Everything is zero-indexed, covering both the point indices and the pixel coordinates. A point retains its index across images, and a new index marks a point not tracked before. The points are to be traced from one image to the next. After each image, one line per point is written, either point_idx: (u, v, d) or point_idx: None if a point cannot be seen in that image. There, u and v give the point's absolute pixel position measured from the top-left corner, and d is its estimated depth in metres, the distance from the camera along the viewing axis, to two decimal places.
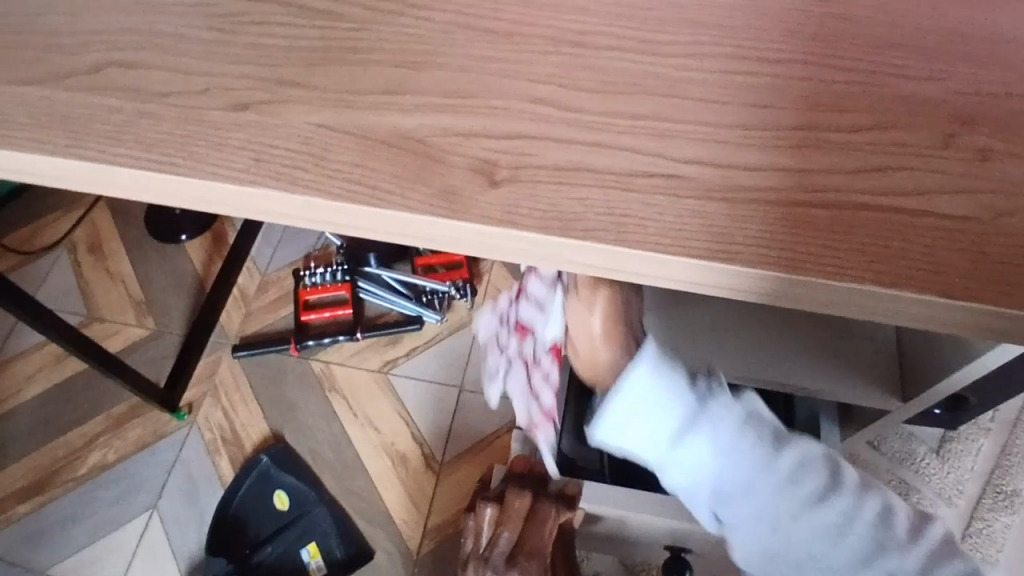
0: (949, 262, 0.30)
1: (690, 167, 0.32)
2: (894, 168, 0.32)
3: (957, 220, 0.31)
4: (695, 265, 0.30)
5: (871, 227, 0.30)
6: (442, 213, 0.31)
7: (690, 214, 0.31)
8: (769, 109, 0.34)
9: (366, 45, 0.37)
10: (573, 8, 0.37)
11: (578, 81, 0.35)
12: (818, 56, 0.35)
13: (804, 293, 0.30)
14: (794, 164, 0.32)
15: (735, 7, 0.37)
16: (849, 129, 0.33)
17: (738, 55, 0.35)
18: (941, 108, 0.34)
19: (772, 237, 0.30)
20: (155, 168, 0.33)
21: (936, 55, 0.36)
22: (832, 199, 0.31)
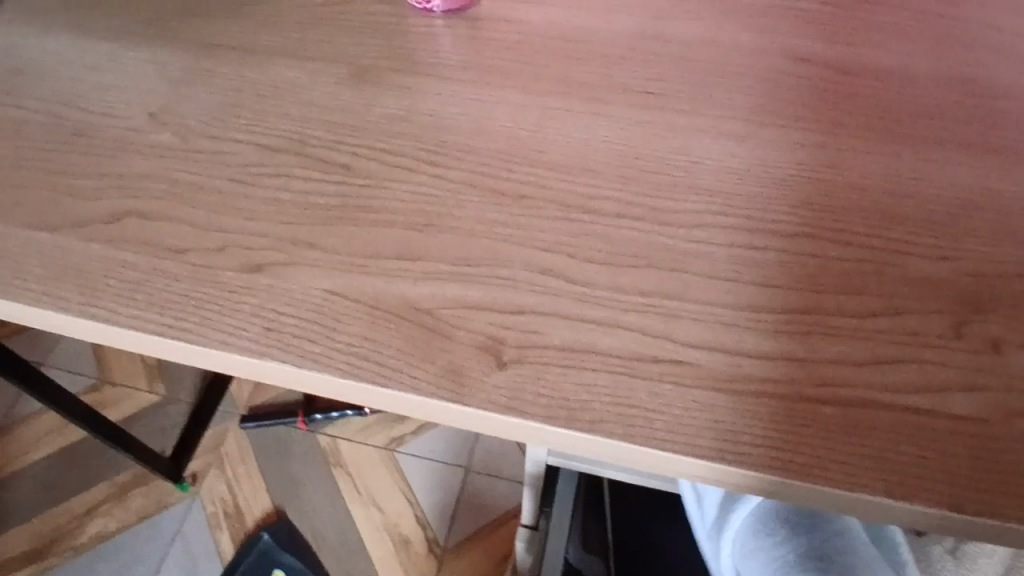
0: (960, 468, 0.29)
1: (699, 352, 0.31)
2: (904, 360, 0.31)
3: (971, 421, 0.30)
4: (702, 464, 0.29)
5: (882, 428, 0.30)
6: (447, 396, 0.31)
7: (699, 407, 0.30)
8: (779, 290, 0.33)
9: (378, 203, 0.37)
10: (584, 169, 0.38)
11: (588, 250, 0.35)
12: (828, 231, 0.35)
13: (814, 496, 0.29)
14: (803, 353, 0.31)
15: (746, 174, 0.37)
16: (862, 315, 0.33)
17: (748, 227, 0.35)
18: (954, 291, 0.34)
19: (780, 437, 0.29)
20: (165, 331, 0.33)
21: (950, 231, 0.36)
22: (842, 394, 0.30)
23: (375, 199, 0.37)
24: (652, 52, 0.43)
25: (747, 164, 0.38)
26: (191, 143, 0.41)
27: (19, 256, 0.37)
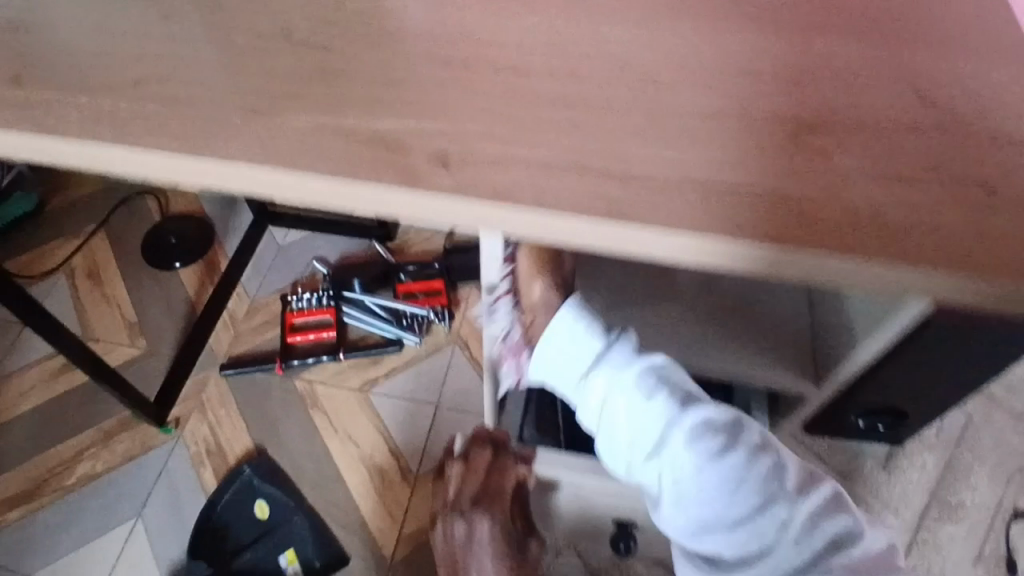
0: (778, 236, 0.42)
1: (593, 161, 0.43)
2: (741, 164, 0.44)
3: (781, 199, 0.43)
4: (592, 224, 0.41)
5: (722, 202, 0.42)
6: (407, 187, 0.42)
7: (592, 195, 0.42)
8: (655, 123, 0.45)
9: (349, 66, 0.47)
10: (512, 44, 0.49)
11: (514, 97, 0.46)
12: (693, 83, 0.47)
13: (672, 247, 0.42)
14: (669, 162, 0.43)
15: (636, 49, 0.49)
16: (713, 138, 0.45)
17: (635, 83, 0.47)
18: (781, 124, 0.46)
19: (648, 209, 0.42)
20: (190, 155, 0.44)
21: (783, 86, 0.48)
22: (695, 185, 0.43)
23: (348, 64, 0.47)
24: None
25: (638, 43, 0.49)
26: (199, 32, 0.51)
27: (64, 112, 0.46)
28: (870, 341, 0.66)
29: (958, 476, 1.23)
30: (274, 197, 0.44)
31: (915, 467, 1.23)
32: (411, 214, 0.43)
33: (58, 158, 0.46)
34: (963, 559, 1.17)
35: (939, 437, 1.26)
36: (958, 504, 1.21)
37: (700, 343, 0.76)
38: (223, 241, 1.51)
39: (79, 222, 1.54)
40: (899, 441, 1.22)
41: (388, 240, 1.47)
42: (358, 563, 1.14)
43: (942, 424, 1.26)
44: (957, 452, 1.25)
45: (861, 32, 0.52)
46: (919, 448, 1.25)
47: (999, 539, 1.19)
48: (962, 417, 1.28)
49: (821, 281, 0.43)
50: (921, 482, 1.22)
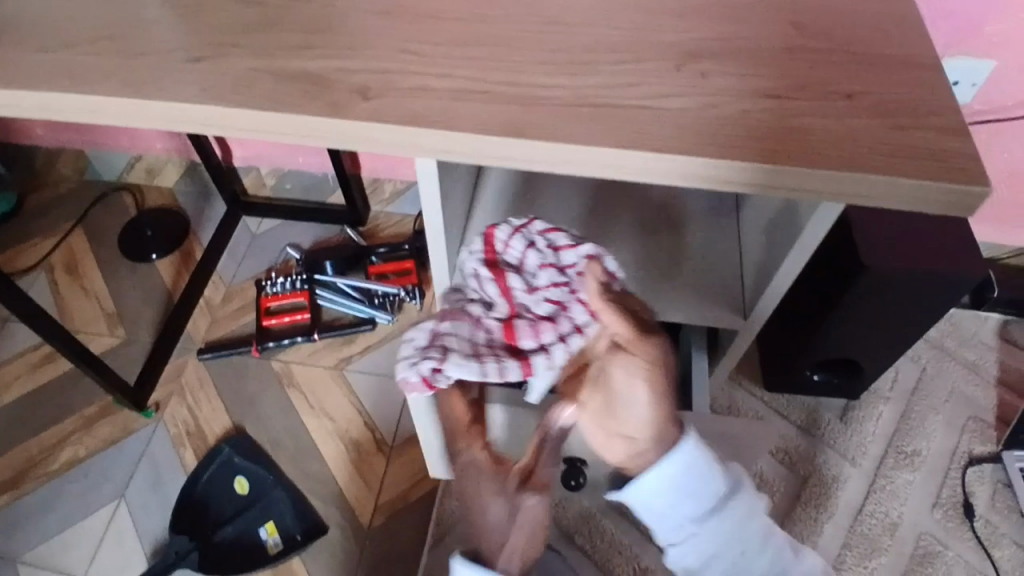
0: (651, 141, 0.49)
1: (495, 88, 0.51)
2: (621, 86, 0.52)
3: (655, 112, 0.51)
4: (494, 139, 0.49)
5: (603, 116, 0.50)
6: (331, 116, 0.49)
7: (491, 115, 0.50)
8: (549, 63, 0.53)
9: (286, 23, 0.55)
10: (429, 4, 0.56)
11: (430, 46, 0.53)
12: (584, 28, 0.55)
13: (562, 158, 0.50)
14: (559, 89, 0.51)
15: (538, 4, 0.56)
16: (599, 73, 0.52)
17: (535, 32, 0.54)
18: (658, 57, 0.53)
19: (541, 125, 0.49)
20: (147, 97, 0.51)
21: (663, 27, 0.55)
22: (581, 107, 0.50)
23: (288, 33, 0.54)
24: None
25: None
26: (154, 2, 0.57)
27: (38, 74, 0.53)
28: (776, 280, 0.78)
29: (914, 426, 1.26)
30: (222, 131, 0.51)
31: (871, 419, 1.27)
32: (341, 141, 0.51)
33: (36, 109, 0.53)
34: (922, 504, 1.19)
35: (894, 390, 1.30)
36: (914, 453, 1.24)
37: (644, 285, 0.90)
38: (199, 232, 1.55)
39: (57, 220, 1.58)
40: (853, 394, 1.27)
41: (360, 224, 1.51)
42: (336, 532, 1.17)
43: (895, 378, 1.31)
44: (913, 403, 1.29)
45: None
46: (874, 401, 1.29)
47: (955, 484, 1.21)
48: (916, 371, 1.33)
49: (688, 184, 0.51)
50: (877, 433, 1.25)
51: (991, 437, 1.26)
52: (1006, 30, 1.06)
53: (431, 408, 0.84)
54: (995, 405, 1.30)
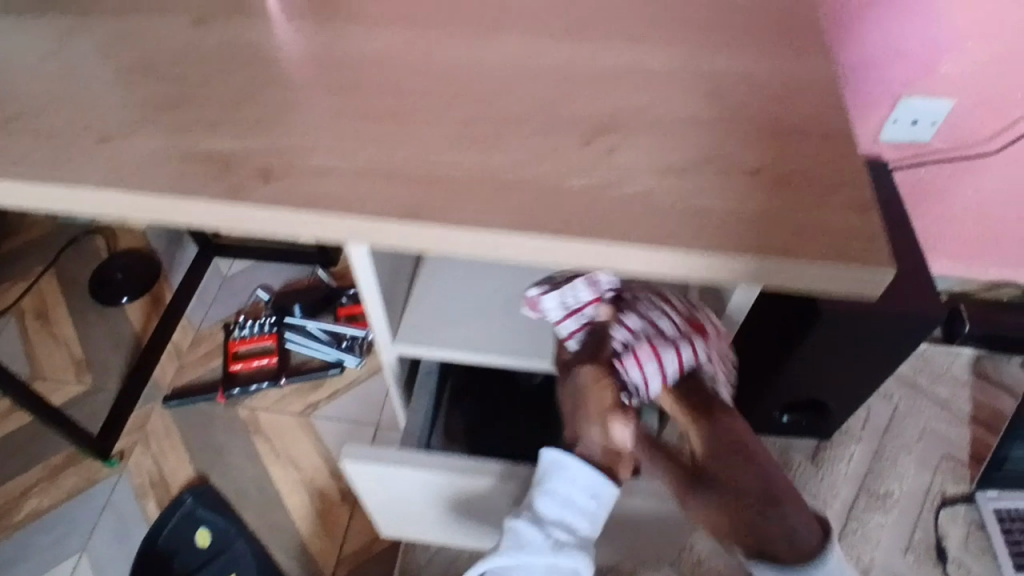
0: (561, 221, 0.46)
1: (401, 166, 0.50)
2: (541, 162, 0.49)
3: (575, 190, 0.48)
4: (387, 223, 0.47)
5: (514, 197, 0.48)
6: (232, 199, 0.48)
7: (390, 198, 0.48)
8: (464, 131, 0.51)
9: (200, 98, 0.54)
10: (345, 72, 0.55)
11: (342, 117, 0.52)
12: (503, 91, 0.53)
13: (468, 240, 0.47)
14: (472, 164, 0.49)
15: (458, 68, 0.55)
16: (520, 140, 0.50)
17: (451, 97, 0.53)
18: (583, 124, 0.51)
19: (445, 206, 0.47)
20: (55, 184, 0.50)
21: (590, 87, 0.53)
22: (495, 184, 0.48)
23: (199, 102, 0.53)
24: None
25: (460, 61, 0.56)
26: (74, 74, 0.57)
27: None
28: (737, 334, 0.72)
29: (887, 466, 1.25)
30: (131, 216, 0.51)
31: (843, 459, 1.26)
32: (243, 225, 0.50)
33: None
34: (895, 547, 1.17)
35: (866, 429, 1.29)
36: (887, 493, 1.22)
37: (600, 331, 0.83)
38: (170, 275, 1.54)
39: (30, 264, 1.58)
40: (824, 433, 1.26)
41: (331, 265, 1.52)
42: None
43: (866, 416, 1.30)
44: (884, 442, 1.28)
45: (674, 36, 0.57)
46: (847, 440, 1.28)
47: (929, 526, 1.19)
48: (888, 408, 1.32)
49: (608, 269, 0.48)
50: (849, 474, 1.24)
51: (964, 476, 1.25)
52: (964, 70, 1.06)
53: (377, 480, 0.76)
54: (968, 443, 1.29)
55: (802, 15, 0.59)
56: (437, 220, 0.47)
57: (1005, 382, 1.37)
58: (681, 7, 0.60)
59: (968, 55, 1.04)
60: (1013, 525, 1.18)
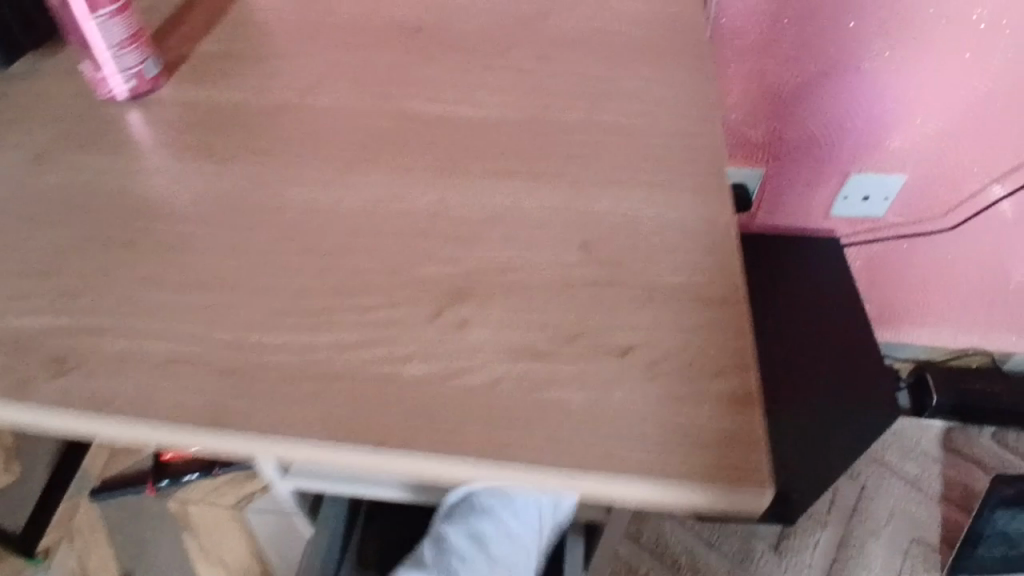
0: (390, 427, 0.37)
1: (218, 349, 0.41)
2: (380, 341, 0.40)
3: (416, 381, 0.39)
4: (187, 430, 0.38)
5: (337, 391, 0.38)
6: (10, 397, 0.40)
7: (197, 393, 0.39)
8: (302, 294, 0.43)
9: (12, 253, 0.47)
10: (184, 216, 0.48)
11: (165, 278, 0.45)
12: (356, 243, 0.46)
13: (275, 450, 0.37)
14: (302, 342, 0.40)
15: (311, 211, 0.48)
16: (361, 310, 0.42)
17: (296, 249, 0.45)
18: (441, 286, 0.43)
19: (257, 403, 0.38)
20: None
21: (455, 238, 0.46)
22: (322, 369, 0.39)
23: (6, 259, 0.46)
24: (285, 118, 0.56)
25: (316, 202, 0.49)
26: None
27: None
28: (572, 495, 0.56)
29: (853, 554, 1.19)
30: None
31: (808, 548, 1.20)
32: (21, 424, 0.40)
33: None
34: None
35: (831, 512, 1.23)
36: None
37: None
38: None
39: None
40: (787, 520, 1.19)
41: None
42: None
43: (831, 498, 1.24)
44: (851, 527, 1.22)
45: (559, 169, 0.51)
46: (811, 525, 1.22)
47: None
48: (854, 488, 1.26)
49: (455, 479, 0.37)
50: (815, 565, 1.18)
51: (937, 563, 1.18)
52: (914, 146, 1.00)
53: None
54: (941, 525, 1.23)
55: (706, 138, 0.53)
56: (236, 425, 0.38)
57: (976, 456, 1.31)
58: (571, 131, 0.54)
59: (917, 131, 0.98)
60: None
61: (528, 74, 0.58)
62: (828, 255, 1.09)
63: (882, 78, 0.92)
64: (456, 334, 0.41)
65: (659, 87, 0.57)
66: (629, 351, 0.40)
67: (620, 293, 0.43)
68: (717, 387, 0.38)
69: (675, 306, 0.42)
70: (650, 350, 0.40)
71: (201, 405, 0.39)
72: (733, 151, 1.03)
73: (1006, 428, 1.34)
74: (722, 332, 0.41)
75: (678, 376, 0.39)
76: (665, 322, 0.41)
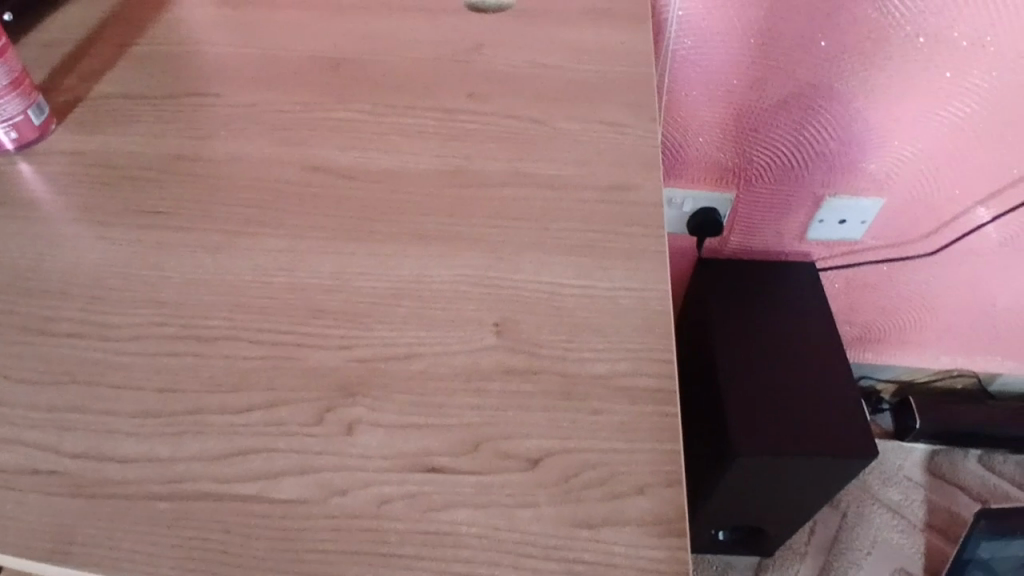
0: (256, 563, 0.32)
1: (72, 462, 0.36)
2: (256, 450, 0.36)
3: (290, 504, 0.34)
4: (29, 562, 0.33)
5: (201, 517, 0.34)
6: None
7: (43, 517, 0.34)
8: (174, 391, 0.38)
9: None
10: (53, 292, 0.43)
11: (23, 370, 0.39)
12: (243, 327, 0.41)
13: None
14: (167, 452, 0.36)
15: (198, 285, 0.43)
16: (238, 410, 0.37)
17: (175, 334, 0.41)
18: (334, 380, 0.38)
19: (110, 531, 0.33)
20: None
21: (355, 319, 0.41)
22: (186, 487, 0.35)
23: None
24: (179, 170, 0.50)
25: (204, 274, 0.43)
26: None
27: None
28: None
29: None
30: None
31: None
32: None
33: None
34: None
35: (810, 543, 1.19)
36: None
37: None
38: None
39: None
40: (765, 553, 1.15)
41: None
42: None
43: (811, 528, 1.20)
44: (832, 558, 1.18)
45: (480, 232, 0.46)
46: (790, 557, 1.18)
47: None
48: (834, 518, 1.22)
49: None
50: None
51: None
52: (893, 168, 0.96)
53: None
54: (924, 555, 1.19)
55: (646, 192, 0.48)
56: (86, 558, 0.33)
57: (961, 481, 1.27)
58: (496, 184, 0.49)
59: (895, 153, 0.94)
60: None
61: (456, 115, 0.53)
62: (804, 280, 1.05)
63: (857, 99, 0.87)
64: (346, 440, 0.36)
65: (599, 131, 0.51)
66: (543, 461, 0.35)
67: (537, 386, 0.38)
68: (642, 506, 0.34)
69: (598, 403, 0.37)
70: (566, 460, 0.35)
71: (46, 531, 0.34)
72: (703, 173, 0.98)
73: (992, 450, 1.30)
74: (650, 437, 0.36)
75: (597, 494, 0.34)
76: (585, 424, 0.36)
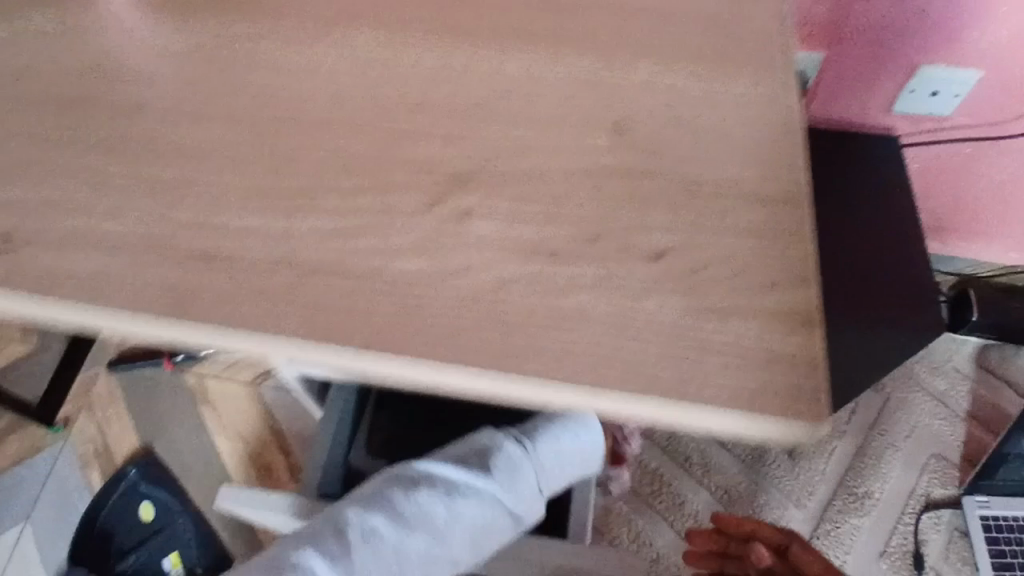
0: (379, 329, 0.33)
1: (189, 233, 0.36)
2: (369, 232, 0.36)
3: (407, 279, 0.34)
4: (162, 319, 0.34)
5: (321, 287, 0.34)
6: None
7: (167, 279, 0.35)
8: (283, 175, 0.38)
9: None
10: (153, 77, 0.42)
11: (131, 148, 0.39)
12: (347, 117, 0.40)
13: (259, 347, 0.34)
14: (280, 228, 0.36)
15: (298, 76, 0.42)
16: (349, 195, 0.37)
17: (280, 121, 0.40)
18: (444, 172, 0.38)
19: (234, 294, 0.34)
20: None
21: (464, 115, 0.40)
22: (303, 260, 0.35)
23: None
24: None
25: (303, 67, 0.42)
26: None
27: None
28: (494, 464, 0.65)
29: (869, 464, 1.18)
30: None
31: (823, 455, 1.19)
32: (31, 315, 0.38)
33: None
34: (870, 552, 1.12)
35: (851, 424, 1.21)
36: (865, 495, 1.16)
37: None
38: None
39: None
40: None
41: None
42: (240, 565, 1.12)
43: (854, 410, 1.21)
44: (872, 439, 1.20)
45: (592, 35, 0.43)
46: (830, 434, 1.20)
47: (908, 532, 1.14)
48: (878, 401, 1.23)
49: (456, 385, 0.33)
50: (828, 472, 1.18)
51: (954, 479, 1.17)
52: (1001, 38, 0.88)
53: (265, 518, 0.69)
54: (963, 442, 1.20)
55: (768, 5, 0.44)
56: (214, 316, 0.34)
57: (1010, 377, 1.25)
58: None
59: (1007, 21, 0.86)
60: (998, 535, 1.12)
61: None
62: (883, 157, 1.00)
63: None
64: (459, 228, 0.36)
65: None
66: (662, 257, 0.34)
67: (655, 188, 0.37)
68: (769, 302, 0.33)
69: (719, 206, 0.36)
70: (685, 256, 0.34)
71: (172, 291, 0.35)
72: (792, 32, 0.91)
73: None
74: (774, 241, 0.35)
75: (716, 288, 0.33)
76: (705, 224, 0.35)
